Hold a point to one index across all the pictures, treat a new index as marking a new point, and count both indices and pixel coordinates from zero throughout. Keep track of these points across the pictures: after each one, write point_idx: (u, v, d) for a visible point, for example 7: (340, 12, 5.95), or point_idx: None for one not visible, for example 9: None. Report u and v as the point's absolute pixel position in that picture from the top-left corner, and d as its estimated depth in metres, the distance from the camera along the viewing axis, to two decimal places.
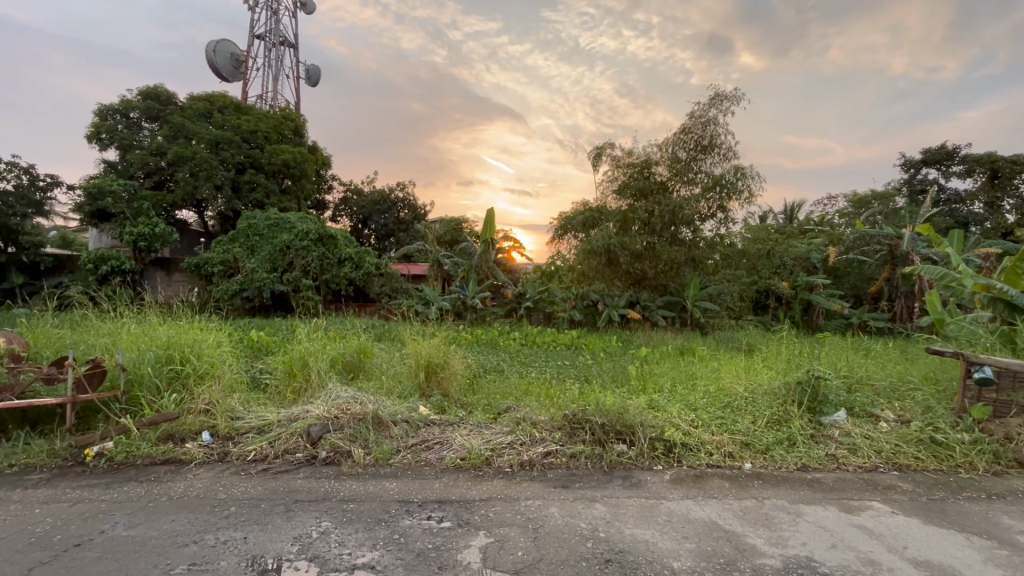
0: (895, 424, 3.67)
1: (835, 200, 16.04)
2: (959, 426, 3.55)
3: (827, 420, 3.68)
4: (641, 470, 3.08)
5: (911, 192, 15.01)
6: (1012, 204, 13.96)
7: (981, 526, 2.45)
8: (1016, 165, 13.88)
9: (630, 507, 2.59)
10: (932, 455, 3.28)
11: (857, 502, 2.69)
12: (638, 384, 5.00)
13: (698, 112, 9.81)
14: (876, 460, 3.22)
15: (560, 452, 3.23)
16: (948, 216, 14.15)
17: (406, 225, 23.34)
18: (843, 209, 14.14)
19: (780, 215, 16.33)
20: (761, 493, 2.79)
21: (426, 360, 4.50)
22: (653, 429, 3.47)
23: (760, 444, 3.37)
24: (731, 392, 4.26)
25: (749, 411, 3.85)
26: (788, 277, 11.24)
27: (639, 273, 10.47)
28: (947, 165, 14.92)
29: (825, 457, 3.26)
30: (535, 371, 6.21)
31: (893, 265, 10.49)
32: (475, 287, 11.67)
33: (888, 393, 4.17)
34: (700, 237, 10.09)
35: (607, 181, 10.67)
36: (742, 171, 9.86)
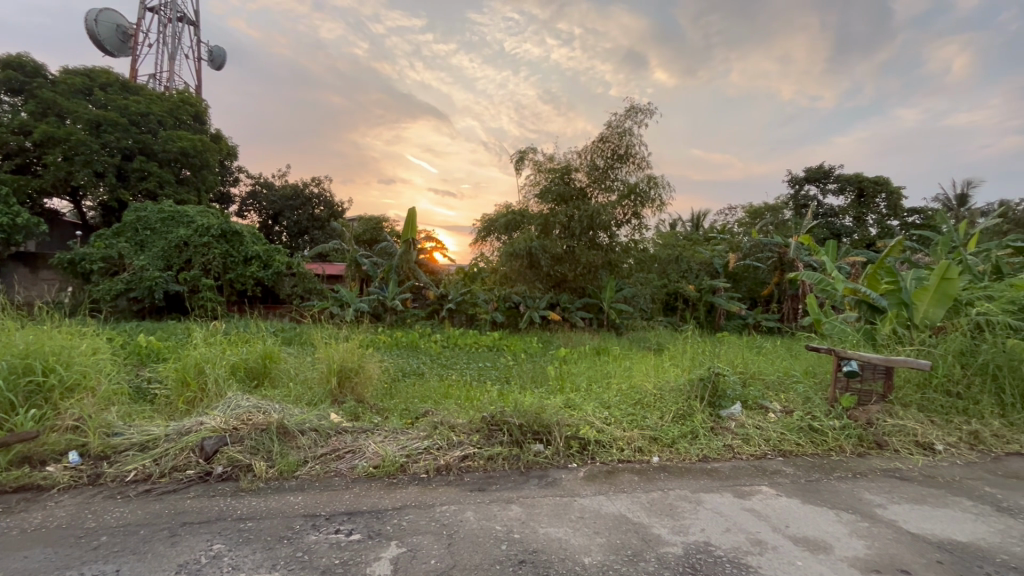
0: (781, 414, 4.05)
1: (734, 210, 17.52)
2: (832, 413, 4.00)
3: (724, 413, 3.99)
4: (556, 469, 3.15)
5: (796, 205, 16.80)
6: (874, 219, 16.07)
7: (847, 502, 2.78)
8: (878, 185, 16.00)
9: (545, 506, 2.63)
10: (811, 441, 3.67)
11: (749, 488, 2.94)
12: (556, 384, 5.10)
13: (615, 123, 10.29)
14: (765, 448, 3.55)
15: (478, 455, 3.21)
16: (825, 228, 15.99)
17: (321, 222, 22.26)
18: (741, 219, 15.48)
19: (688, 223, 17.55)
20: (666, 485, 2.95)
21: (339, 364, 4.27)
22: (568, 428, 3.55)
23: (667, 437, 3.58)
24: (641, 389, 4.49)
25: (657, 408, 4.07)
26: (694, 280, 12.11)
27: (559, 275, 10.76)
28: (824, 183, 16.88)
29: (723, 447, 3.53)
30: (456, 374, 6.14)
31: (781, 270, 11.66)
32: (395, 288, 11.41)
33: (776, 386, 4.60)
34: (616, 241, 10.57)
35: (529, 185, 10.87)
36: (654, 180, 10.44)
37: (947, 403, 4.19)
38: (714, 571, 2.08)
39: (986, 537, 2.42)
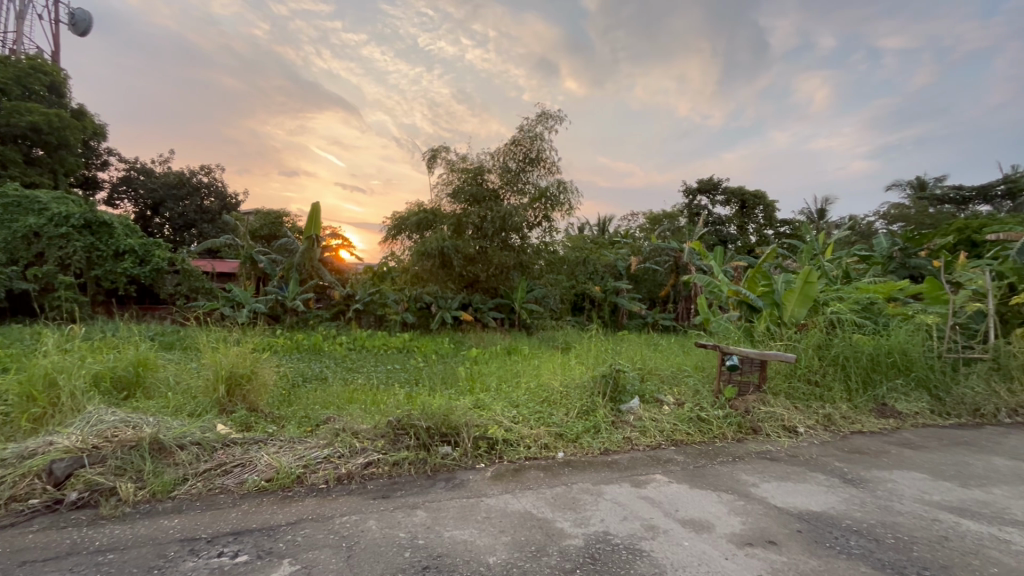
0: (674, 406, 4.37)
1: (635, 217, 18.68)
2: (717, 404, 4.40)
3: (624, 407, 4.23)
4: (463, 470, 3.13)
5: (690, 214, 18.24)
6: (754, 227, 17.98)
7: (727, 484, 3.07)
8: (756, 198, 17.91)
9: (451, 509, 2.60)
10: (699, 430, 4.01)
11: (644, 477, 3.14)
12: (466, 385, 5.08)
13: (526, 127, 10.51)
14: (660, 438, 3.81)
15: (382, 461, 3.10)
16: (714, 235, 17.58)
17: (211, 215, 20.32)
18: (642, 225, 16.54)
19: (594, 227, 18.41)
20: (570, 479, 3.06)
21: (227, 371, 3.88)
22: (476, 428, 3.54)
23: (571, 433, 3.71)
24: (549, 387, 4.61)
25: (563, 405, 4.21)
26: (599, 282, 12.75)
27: (472, 276, 10.76)
28: (713, 194, 18.55)
29: (622, 440, 3.74)
30: (362, 377, 5.87)
31: (677, 273, 12.66)
32: (296, 287, 10.73)
33: (670, 380, 4.95)
34: (527, 243, 10.76)
35: (441, 184, 10.76)
36: (564, 185, 10.80)
37: (808, 391, 4.80)
38: (611, 559, 2.18)
39: (836, 506, 2.80)
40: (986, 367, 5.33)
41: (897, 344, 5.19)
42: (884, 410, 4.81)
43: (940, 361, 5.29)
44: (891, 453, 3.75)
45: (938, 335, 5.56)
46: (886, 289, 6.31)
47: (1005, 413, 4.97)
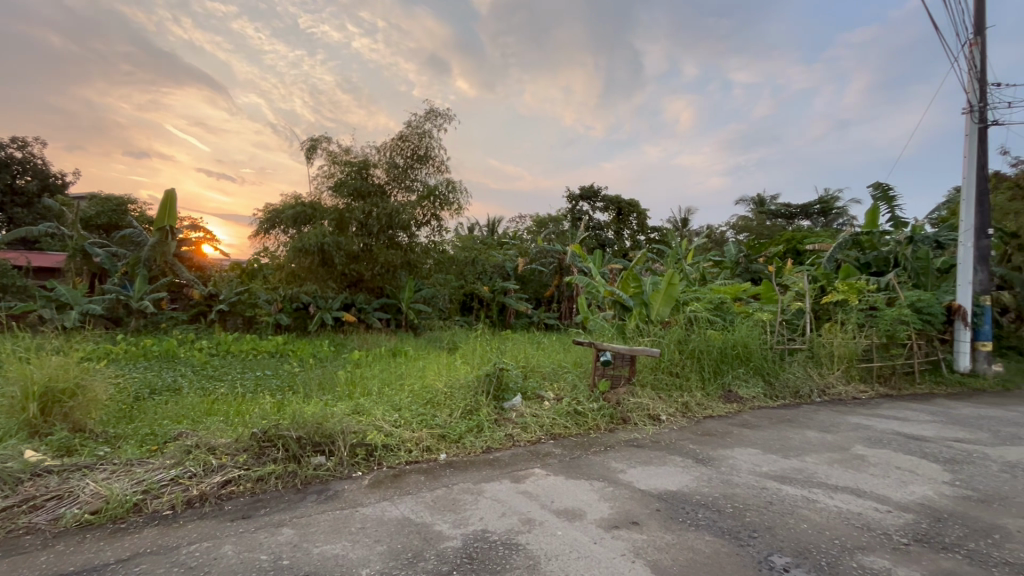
0: (554, 401, 4.56)
1: (523, 219, 19.25)
2: (592, 397, 4.70)
3: (507, 405, 4.33)
4: (338, 481, 2.96)
5: (573, 219, 19.21)
6: (629, 233, 19.51)
7: (598, 472, 3.28)
8: (631, 206, 19.46)
9: (322, 523, 2.43)
10: (575, 423, 4.24)
11: (523, 472, 3.23)
12: (346, 390, 4.82)
13: (414, 123, 10.32)
14: (539, 433, 3.97)
15: (243, 478, 2.82)
16: (594, 239, 18.78)
17: (27, 197, 16.88)
18: (529, 227, 17.11)
19: (484, 228, 18.62)
20: (451, 480, 3.05)
21: (42, 386, 3.21)
22: (354, 434, 3.36)
23: (454, 434, 3.70)
24: (433, 388, 4.55)
25: (447, 405, 4.18)
26: (488, 282, 12.90)
27: (355, 274, 10.25)
28: (594, 201, 19.80)
29: (504, 437, 3.83)
30: (225, 386, 5.27)
31: (560, 274, 13.26)
32: (144, 285, 9.36)
33: (551, 376, 5.16)
34: (416, 242, 10.51)
35: (322, 177, 10.12)
36: (453, 185, 10.75)
37: (670, 381, 5.34)
38: (488, 556, 2.21)
39: (688, 484, 3.14)
40: (805, 355, 6.38)
41: (741, 338, 5.98)
42: (730, 395, 5.52)
43: (773, 351, 6.21)
44: (734, 433, 4.31)
45: (771, 330, 6.52)
46: (732, 290, 7.26)
47: (817, 393, 6.00)
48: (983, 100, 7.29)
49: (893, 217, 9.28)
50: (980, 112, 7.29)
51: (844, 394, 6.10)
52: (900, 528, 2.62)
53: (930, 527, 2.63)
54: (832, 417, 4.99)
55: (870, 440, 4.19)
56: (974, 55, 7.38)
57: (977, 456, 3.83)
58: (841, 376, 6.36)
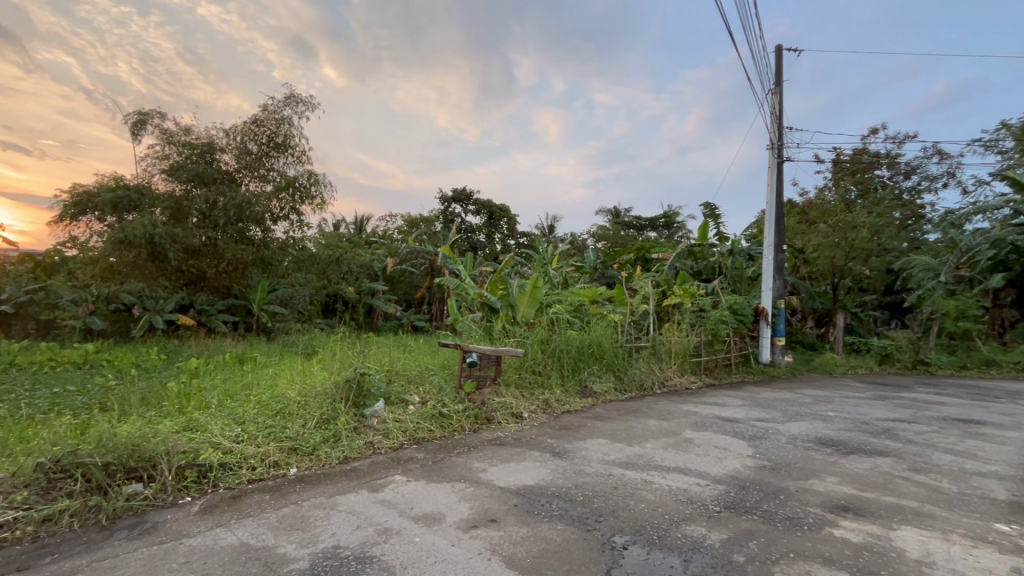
0: (418, 405, 4.48)
1: (394, 218, 18.71)
2: (457, 398, 4.71)
3: (368, 412, 4.14)
4: (160, 510, 2.55)
5: (445, 220, 19.12)
6: (499, 236, 20.03)
7: (460, 473, 3.30)
8: (502, 211, 20.00)
9: (133, 563, 2.07)
10: (440, 426, 4.22)
11: (383, 480, 3.12)
12: (177, 404, 4.18)
13: (271, 107, 9.44)
14: (402, 439, 3.87)
15: (23, 522, 2.29)
16: (466, 242, 19.10)
17: None
18: (400, 227, 16.78)
19: (351, 226, 17.73)
20: (301, 496, 2.81)
21: None
22: (182, 455, 2.94)
23: (307, 446, 3.44)
24: (284, 398, 4.16)
25: (300, 415, 3.87)
26: (354, 282, 12.28)
27: (195, 271, 9.00)
28: (466, 204, 20.00)
29: (364, 445, 3.67)
30: (4, 408, 4.22)
31: (432, 275, 12.99)
32: None
33: (416, 379, 5.06)
34: (271, 238, 9.56)
35: (152, 157, 8.72)
36: (316, 177, 9.97)
37: (533, 380, 5.60)
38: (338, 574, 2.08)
39: (545, 477, 3.31)
40: (649, 352, 7.16)
41: (596, 338, 6.49)
42: (586, 390, 5.96)
43: (623, 349, 6.86)
44: (586, 425, 4.66)
45: (621, 329, 7.20)
46: (590, 294, 7.86)
47: (657, 385, 6.78)
48: (781, 139, 8.92)
49: (717, 232, 10.88)
50: (778, 148, 8.89)
51: (679, 385, 6.98)
52: (714, 498, 3.06)
53: (736, 495, 3.12)
54: (668, 406, 5.66)
55: (696, 424, 4.84)
56: (776, 102, 8.99)
57: (772, 432, 4.65)
58: (677, 369, 7.26)
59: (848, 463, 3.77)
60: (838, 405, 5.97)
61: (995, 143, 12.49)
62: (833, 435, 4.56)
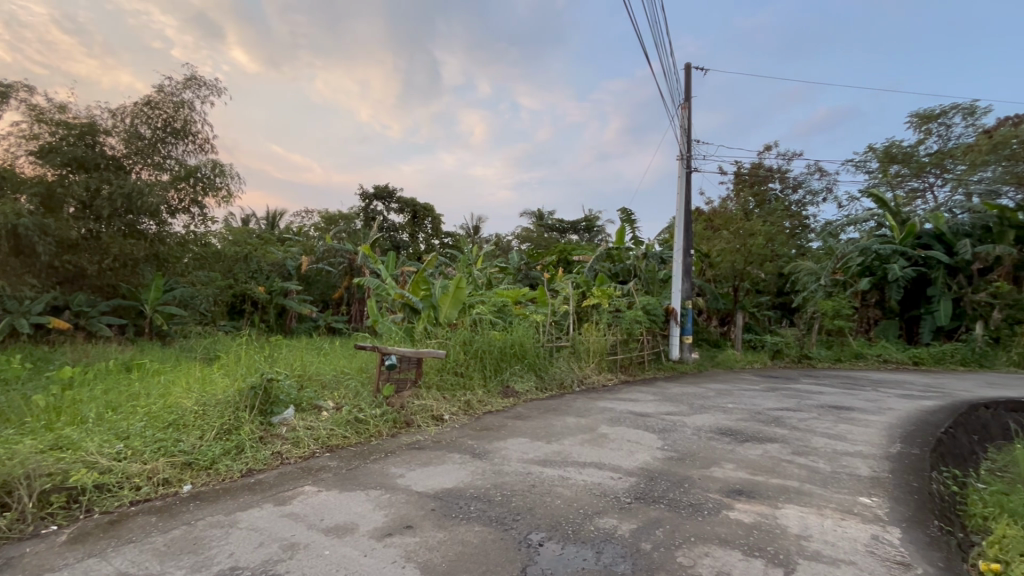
0: (332, 411, 4.28)
1: (311, 215, 17.77)
2: (375, 403, 4.55)
3: (276, 420, 3.88)
4: (16, 544, 2.23)
5: (366, 218, 18.45)
6: (423, 236, 19.70)
7: (376, 480, 3.19)
8: (426, 210, 19.68)
9: None
10: (355, 432, 4.05)
11: (290, 492, 2.93)
12: (43, 420, 3.66)
13: (167, 89, 8.59)
14: (313, 447, 3.67)
15: None
16: (388, 241, 18.59)
17: None
18: (317, 224, 15.98)
19: (262, 221, 16.59)
20: (195, 515, 2.58)
21: None
22: (46, 479, 2.59)
23: (204, 459, 3.16)
24: (178, 408, 3.79)
25: (196, 427, 3.55)
26: (264, 281, 11.49)
27: (74, 268, 7.96)
28: (388, 202, 19.44)
29: (271, 455, 3.43)
30: None
31: (351, 275, 12.51)
32: None
33: (331, 384, 4.82)
34: (167, 232, 8.74)
35: (17, 135, 7.50)
36: (221, 168, 9.20)
37: (455, 381, 5.56)
38: None
39: (464, 479, 3.29)
40: (569, 351, 7.38)
41: (518, 338, 6.57)
42: (507, 390, 6.02)
43: (544, 349, 7.01)
44: (507, 425, 4.71)
45: (542, 329, 7.37)
46: (513, 295, 7.96)
47: (576, 383, 7.01)
48: (689, 151, 9.57)
49: (633, 237, 11.46)
50: (687, 159, 9.54)
51: (596, 382, 7.26)
52: (626, 490, 3.21)
53: (646, 486, 3.29)
54: (586, 403, 5.86)
55: (611, 420, 5.06)
56: (685, 116, 9.65)
57: (679, 424, 4.97)
58: (594, 367, 7.55)
59: (743, 450, 4.13)
60: (736, 397, 6.52)
61: (864, 164, 14.30)
62: (731, 425, 4.96)
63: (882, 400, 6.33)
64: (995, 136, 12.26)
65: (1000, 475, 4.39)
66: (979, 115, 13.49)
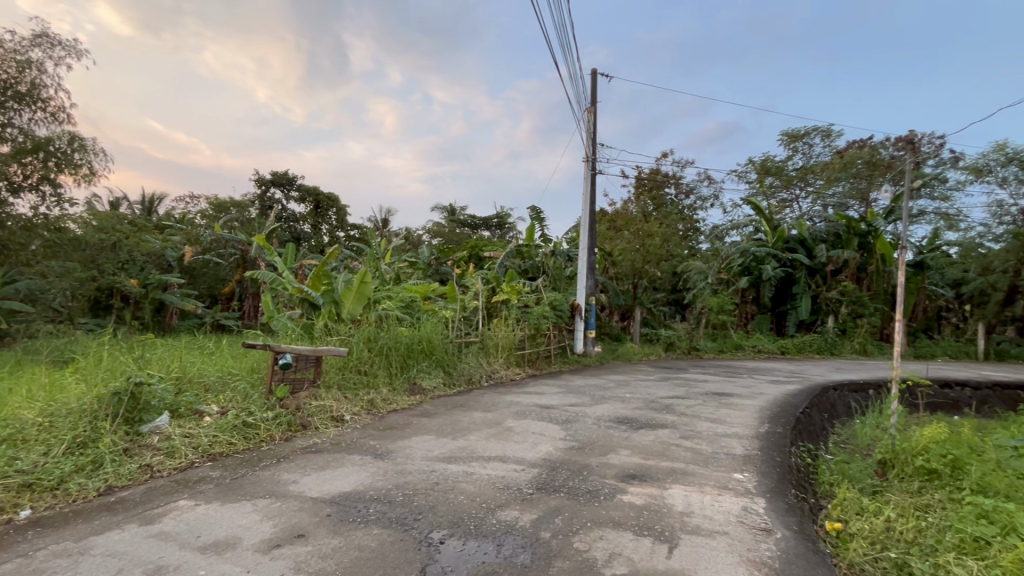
0: (216, 416, 3.89)
1: (197, 200, 16.06)
2: (266, 406, 4.20)
3: (146, 428, 3.46)
4: None
5: (261, 206, 17.06)
6: (327, 228, 18.66)
7: (265, 489, 2.95)
8: (330, 201, 18.63)
9: None
10: (242, 437, 3.72)
11: (160, 509, 2.62)
12: None
13: (7, 45, 7.26)
14: (191, 457, 3.32)
15: None
16: (287, 231, 17.36)
17: None
18: (204, 211, 14.49)
19: (136, 206, 14.68)
20: (35, 545, 2.21)
21: None
22: None
23: (49, 479, 2.74)
24: (14, 421, 3.23)
25: (41, 441, 3.05)
26: (137, 273, 10.17)
27: None
28: (288, 189, 18.13)
29: (137, 469, 3.05)
30: None
31: (243, 267, 11.53)
32: None
33: (216, 387, 4.38)
34: (9, 214, 7.38)
35: None
36: (80, 142, 7.98)
37: (357, 380, 5.33)
38: None
39: (364, 481, 3.16)
40: (477, 347, 7.40)
41: (426, 334, 6.44)
42: (414, 388, 5.90)
43: (452, 344, 6.96)
44: (413, 423, 4.61)
45: (452, 325, 7.30)
46: (422, 290, 7.82)
47: (485, 378, 7.05)
48: (594, 153, 10.01)
49: (542, 234, 11.75)
50: (592, 161, 9.96)
51: (504, 377, 7.35)
52: (528, 481, 3.28)
53: (548, 476, 3.39)
54: (493, 397, 5.92)
55: (517, 413, 5.15)
56: (590, 120, 10.06)
57: (580, 414, 5.19)
58: (503, 362, 7.64)
59: (637, 437, 4.41)
60: (633, 387, 6.95)
61: (745, 174, 15.90)
62: (628, 413, 5.28)
63: (755, 386, 7.11)
64: (845, 156, 14.22)
65: (843, 446, 5.14)
66: (834, 138, 15.59)
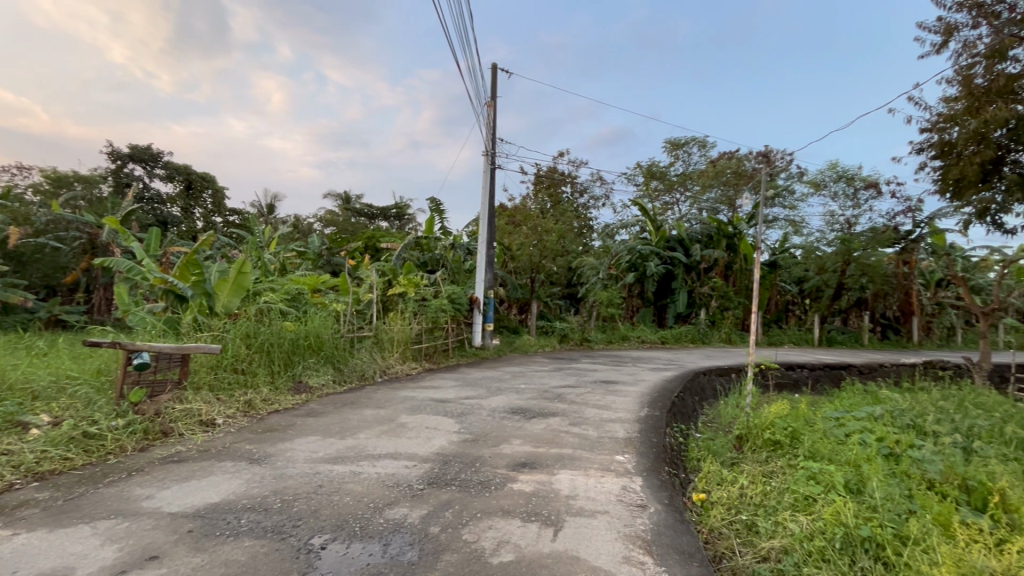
0: (45, 428, 3.30)
1: (28, 172, 13.48)
2: (115, 413, 3.65)
3: None
4: None
5: (116, 184, 14.81)
6: (200, 212, 16.76)
7: (110, 508, 2.56)
8: (204, 181, 16.74)
9: None
10: (81, 451, 3.20)
11: None
12: None
13: None
14: (10, 478, 2.78)
15: None
16: (149, 214, 15.22)
17: None
18: (37, 185, 12.19)
19: None
20: None
21: None
22: None
23: None
24: None
25: None
26: None
27: None
28: (151, 166, 15.94)
29: None
30: None
31: (92, 254, 9.99)
32: None
33: (46, 394, 3.72)
34: None
35: None
36: None
37: (233, 380, 4.85)
38: None
39: (236, 490, 2.87)
40: (371, 342, 7.12)
41: (314, 329, 6.03)
42: (299, 386, 5.51)
43: (343, 339, 6.60)
44: (296, 424, 4.30)
45: (343, 319, 6.92)
46: (311, 282, 7.32)
47: (378, 374, 6.79)
48: (494, 148, 10.08)
49: (442, 227, 11.61)
50: (492, 156, 10.02)
51: (399, 372, 7.15)
52: (419, 477, 3.22)
53: (439, 470, 3.36)
54: (387, 393, 5.74)
55: (411, 408, 5.05)
56: (490, 114, 10.10)
57: (475, 407, 5.22)
58: (398, 357, 7.42)
59: (529, 426, 4.54)
60: (528, 378, 7.16)
61: (633, 177, 17.06)
62: (521, 404, 5.42)
63: (638, 374, 7.69)
64: (717, 165, 15.87)
65: (709, 425, 5.75)
66: (708, 149, 17.30)
